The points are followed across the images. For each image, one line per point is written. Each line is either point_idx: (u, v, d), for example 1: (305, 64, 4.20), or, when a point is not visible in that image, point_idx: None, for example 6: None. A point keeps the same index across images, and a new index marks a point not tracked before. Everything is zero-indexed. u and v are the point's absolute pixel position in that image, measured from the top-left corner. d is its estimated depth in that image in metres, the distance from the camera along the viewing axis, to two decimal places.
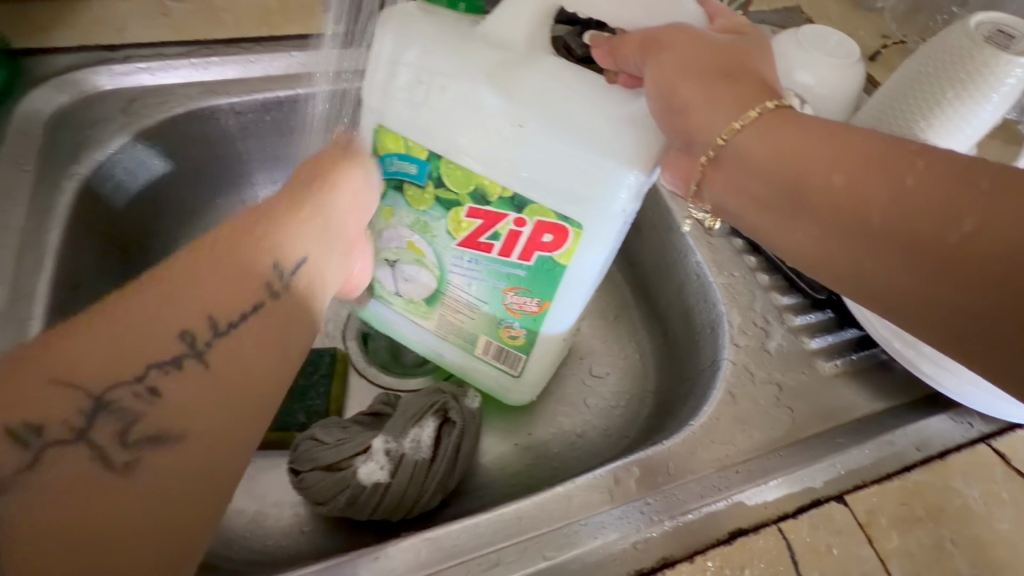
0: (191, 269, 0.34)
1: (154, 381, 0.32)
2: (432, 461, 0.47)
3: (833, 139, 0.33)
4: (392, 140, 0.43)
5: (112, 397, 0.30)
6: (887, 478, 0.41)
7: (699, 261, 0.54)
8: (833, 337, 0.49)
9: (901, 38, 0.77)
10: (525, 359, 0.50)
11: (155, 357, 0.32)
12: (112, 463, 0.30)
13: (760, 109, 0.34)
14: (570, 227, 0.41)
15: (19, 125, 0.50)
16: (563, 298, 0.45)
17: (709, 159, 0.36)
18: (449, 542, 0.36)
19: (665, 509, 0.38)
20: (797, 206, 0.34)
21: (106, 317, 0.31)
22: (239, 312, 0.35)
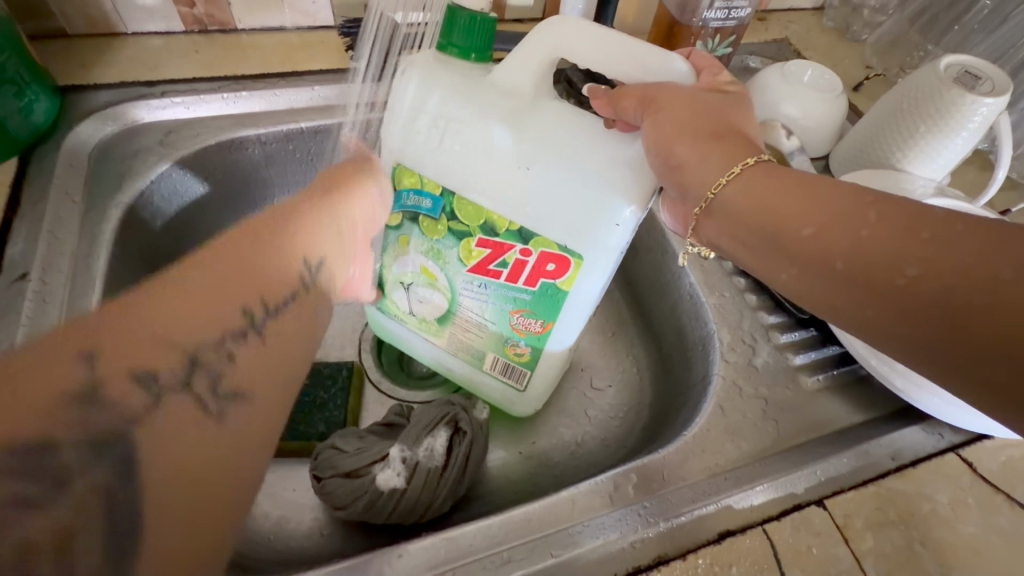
0: (247, 252, 0.38)
1: (231, 347, 0.35)
2: (444, 469, 0.50)
3: (805, 191, 0.38)
4: (409, 177, 0.47)
5: (202, 356, 0.34)
6: (863, 484, 0.45)
7: (692, 282, 0.58)
8: (816, 353, 0.54)
9: (883, 69, 0.81)
10: (529, 375, 0.54)
11: (229, 325, 0.35)
12: (206, 412, 0.33)
13: (743, 165, 0.39)
14: (573, 258, 0.45)
15: (68, 158, 0.54)
16: (565, 320, 0.49)
17: (703, 209, 0.42)
18: (465, 542, 0.40)
19: (660, 512, 0.42)
20: (776, 246, 0.39)
21: (185, 288, 0.35)
22: (285, 297, 0.39)
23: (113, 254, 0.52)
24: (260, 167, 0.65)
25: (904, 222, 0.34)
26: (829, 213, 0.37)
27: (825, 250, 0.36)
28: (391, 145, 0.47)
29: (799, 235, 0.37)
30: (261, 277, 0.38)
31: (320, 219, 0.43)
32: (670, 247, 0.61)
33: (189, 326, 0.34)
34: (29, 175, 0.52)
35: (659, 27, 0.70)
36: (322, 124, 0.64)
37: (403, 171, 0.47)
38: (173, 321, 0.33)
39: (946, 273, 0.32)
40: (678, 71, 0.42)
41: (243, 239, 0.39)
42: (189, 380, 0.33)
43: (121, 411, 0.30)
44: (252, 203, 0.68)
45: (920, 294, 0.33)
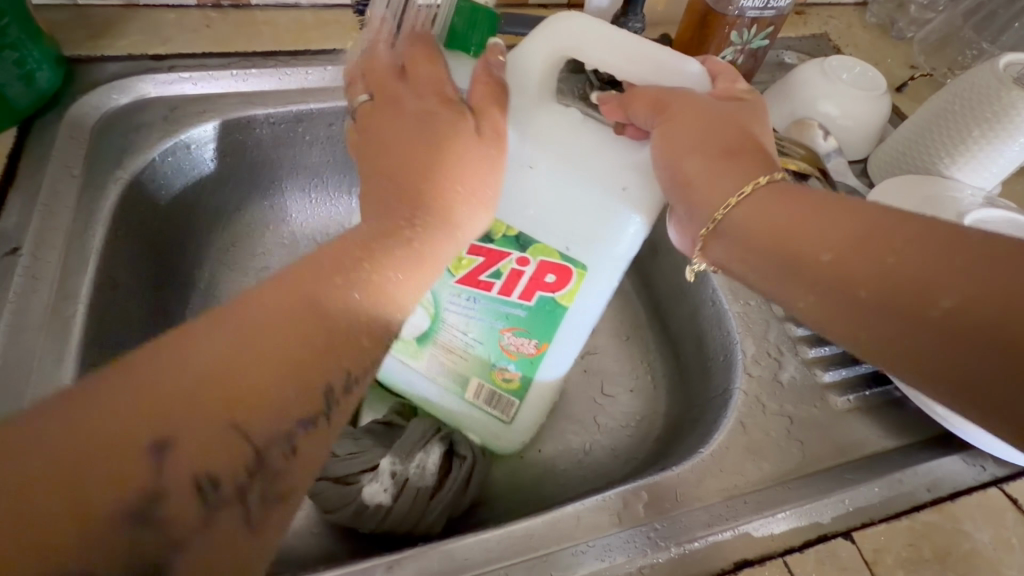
0: (349, 298, 0.30)
1: (297, 441, 0.29)
2: (436, 489, 0.47)
3: (827, 213, 0.34)
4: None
5: (267, 454, 0.28)
6: (897, 517, 0.41)
7: (715, 288, 0.54)
8: (846, 371, 0.50)
9: (930, 69, 0.76)
10: (517, 405, 0.51)
11: (298, 417, 0.29)
12: (254, 518, 0.29)
13: (755, 184, 0.36)
14: (574, 268, 0.43)
15: (70, 130, 0.53)
16: (561, 340, 0.46)
17: (710, 231, 0.38)
18: (461, 556, 0.37)
19: (671, 535, 0.39)
20: (788, 272, 0.35)
21: (264, 361, 0.27)
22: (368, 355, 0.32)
23: (111, 232, 0.50)
24: (268, 149, 0.62)
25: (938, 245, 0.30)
26: (848, 236, 0.33)
27: (845, 273, 0.33)
28: None
29: (819, 260, 0.33)
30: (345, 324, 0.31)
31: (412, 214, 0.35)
32: None
33: (257, 419, 0.27)
34: (28, 146, 0.51)
35: (691, 17, 0.65)
36: (333, 105, 0.61)
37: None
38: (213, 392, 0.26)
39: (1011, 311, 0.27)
40: (692, 75, 0.40)
41: (351, 293, 0.30)
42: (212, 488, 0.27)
43: (167, 531, 0.26)
44: (258, 185, 0.65)
45: (965, 325, 0.28)
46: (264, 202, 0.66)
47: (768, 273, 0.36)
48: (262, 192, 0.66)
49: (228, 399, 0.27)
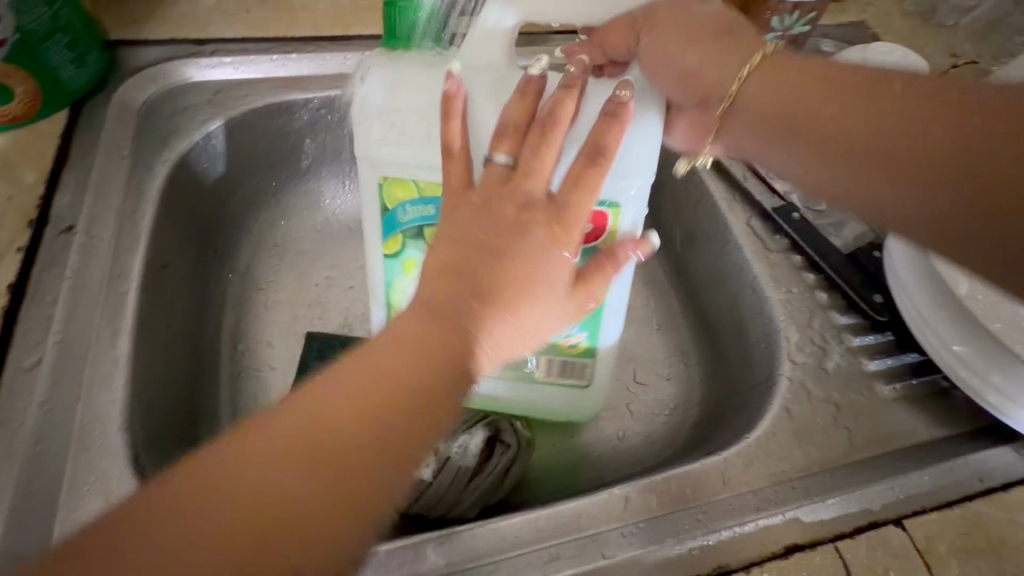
0: (411, 383, 0.31)
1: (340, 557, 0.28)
2: (475, 474, 0.47)
3: (825, 80, 0.36)
4: (400, 189, 0.42)
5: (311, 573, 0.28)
6: (948, 506, 0.41)
7: (757, 275, 0.54)
8: (892, 359, 0.49)
9: (975, 57, 0.75)
10: (592, 367, 0.50)
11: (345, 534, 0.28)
12: None
13: (758, 58, 0.38)
14: (610, 209, 0.41)
15: (118, 111, 0.54)
16: (615, 286, 0.45)
17: (726, 108, 0.39)
18: (511, 534, 0.37)
19: (719, 518, 0.39)
20: (792, 140, 0.37)
21: (331, 462, 0.29)
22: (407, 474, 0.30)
23: (160, 213, 0.50)
24: (306, 135, 0.62)
25: (931, 97, 0.33)
26: (845, 97, 0.35)
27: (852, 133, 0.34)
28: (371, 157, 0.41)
29: (821, 117, 0.35)
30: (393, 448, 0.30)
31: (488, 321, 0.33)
32: (733, 238, 0.57)
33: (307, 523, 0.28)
34: (79, 127, 0.52)
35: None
36: None
37: (391, 185, 0.42)
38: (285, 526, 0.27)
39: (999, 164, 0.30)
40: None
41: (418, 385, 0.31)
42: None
43: None
44: (297, 172, 0.64)
45: (955, 173, 0.31)
46: (300, 187, 0.65)
47: (778, 148, 0.38)
48: (299, 178, 0.65)
49: (292, 504, 0.28)
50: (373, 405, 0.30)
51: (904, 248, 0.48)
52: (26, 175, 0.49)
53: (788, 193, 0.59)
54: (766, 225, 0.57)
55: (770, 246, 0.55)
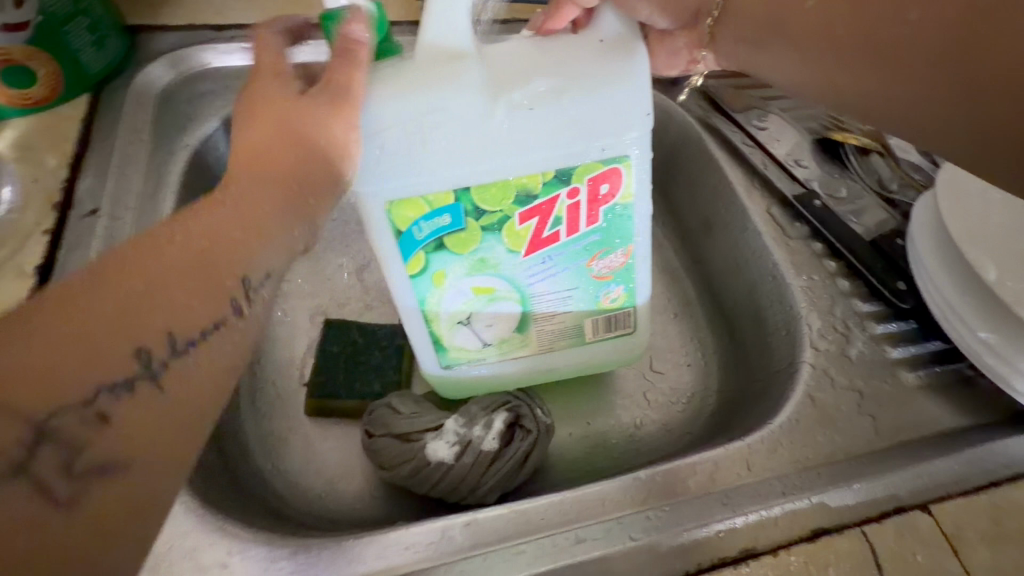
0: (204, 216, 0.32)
1: (105, 407, 0.28)
2: (496, 458, 0.47)
3: None
4: (410, 208, 0.41)
5: (58, 423, 0.27)
6: (974, 492, 0.41)
7: (777, 262, 0.54)
8: (915, 347, 0.48)
9: None
10: (635, 313, 0.51)
11: (106, 377, 0.28)
12: (54, 498, 0.26)
13: None
14: (620, 164, 0.42)
15: (137, 97, 0.54)
16: (641, 234, 0.46)
17: (715, 18, 0.42)
18: (537, 516, 0.38)
19: (744, 503, 0.39)
20: (780, 38, 0.39)
21: (102, 301, 0.28)
22: (198, 329, 0.31)
23: (181, 198, 0.50)
24: None
25: None
26: None
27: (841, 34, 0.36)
28: (369, 190, 0.40)
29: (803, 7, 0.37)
30: (172, 312, 0.30)
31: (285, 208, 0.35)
32: (753, 224, 0.56)
33: (70, 365, 0.27)
34: (100, 111, 0.53)
35: None
36: None
37: (400, 207, 0.41)
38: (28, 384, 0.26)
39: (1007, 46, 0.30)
40: None
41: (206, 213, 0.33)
42: (33, 461, 0.27)
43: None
44: None
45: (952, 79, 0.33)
46: None
47: (767, 49, 0.41)
48: None
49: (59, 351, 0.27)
50: (147, 281, 0.30)
51: (928, 236, 0.48)
52: (49, 159, 0.50)
53: (809, 181, 0.59)
54: (786, 213, 0.57)
55: (790, 233, 0.55)
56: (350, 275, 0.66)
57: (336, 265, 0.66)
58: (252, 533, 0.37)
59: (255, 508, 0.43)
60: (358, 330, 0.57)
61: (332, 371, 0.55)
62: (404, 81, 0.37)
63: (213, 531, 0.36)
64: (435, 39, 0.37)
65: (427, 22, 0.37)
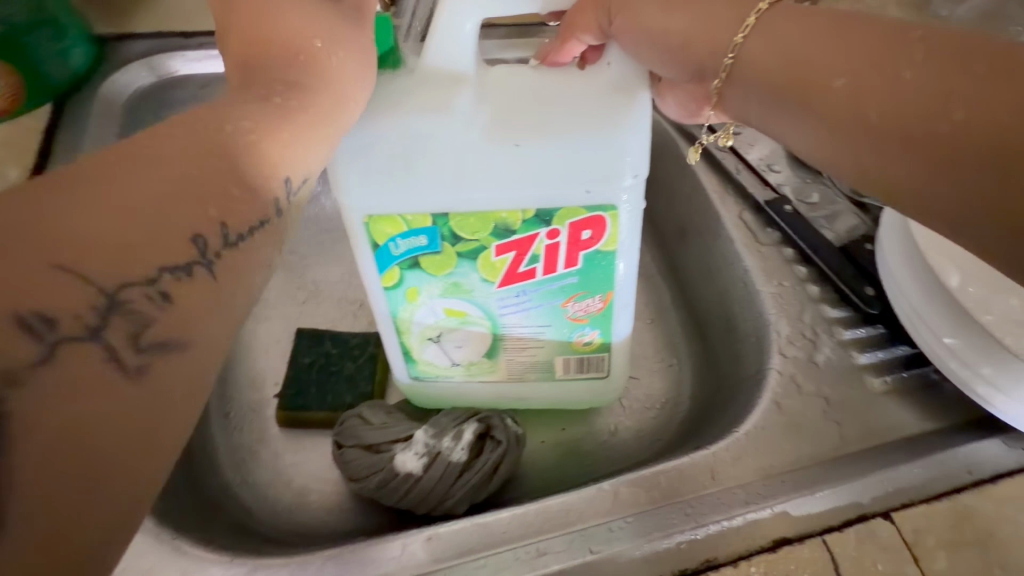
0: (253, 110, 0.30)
1: (166, 286, 0.27)
2: (465, 469, 0.47)
3: (831, 30, 0.34)
4: (388, 225, 0.41)
5: (125, 295, 0.25)
6: (937, 499, 0.41)
7: (748, 268, 0.54)
8: (883, 353, 0.49)
9: None
10: (608, 358, 0.51)
11: (163, 260, 0.26)
12: (122, 366, 0.25)
13: (756, 14, 0.36)
14: (605, 213, 0.41)
15: (102, 106, 0.53)
16: (621, 285, 0.45)
17: (722, 80, 0.38)
18: (499, 528, 0.38)
19: (710, 514, 0.39)
20: (797, 105, 0.35)
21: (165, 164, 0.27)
22: (245, 225, 0.29)
23: None
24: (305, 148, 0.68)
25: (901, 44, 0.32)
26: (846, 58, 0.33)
27: (856, 100, 0.32)
28: (350, 203, 0.40)
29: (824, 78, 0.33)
30: (224, 199, 0.28)
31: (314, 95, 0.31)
32: (725, 231, 0.56)
33: (117, 236, 0.25)
34: (63, 121, 0.52)
35: None
36: None
37: (378, 222, 0.41)
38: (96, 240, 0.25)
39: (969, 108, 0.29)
40: None
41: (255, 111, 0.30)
42: (102, 328, 0.25)
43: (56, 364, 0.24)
44: None
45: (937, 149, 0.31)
46: None
47: (779, 115, 0.36)
48: None
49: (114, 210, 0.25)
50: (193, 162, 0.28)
51: (897, 248, 0.48)
52: (11, 171, 0.50)
53: (781, 186, 0.59)
54: (758, 217, 0.57)
55: (761, 240, 0.55)
56: (325, 284, 0.66)
57: (312, 273, 0.66)
58: (209, 551, 0.37)
59: (219, 525, 0.43)
60: (330, 340, 0.57)
61: (304, 383, 0.55)
62: (395, 101, 0.37)
63: (170, 553, 0.37)
64: (436, 62, 0.37)
65: (427, 46, 0.37)
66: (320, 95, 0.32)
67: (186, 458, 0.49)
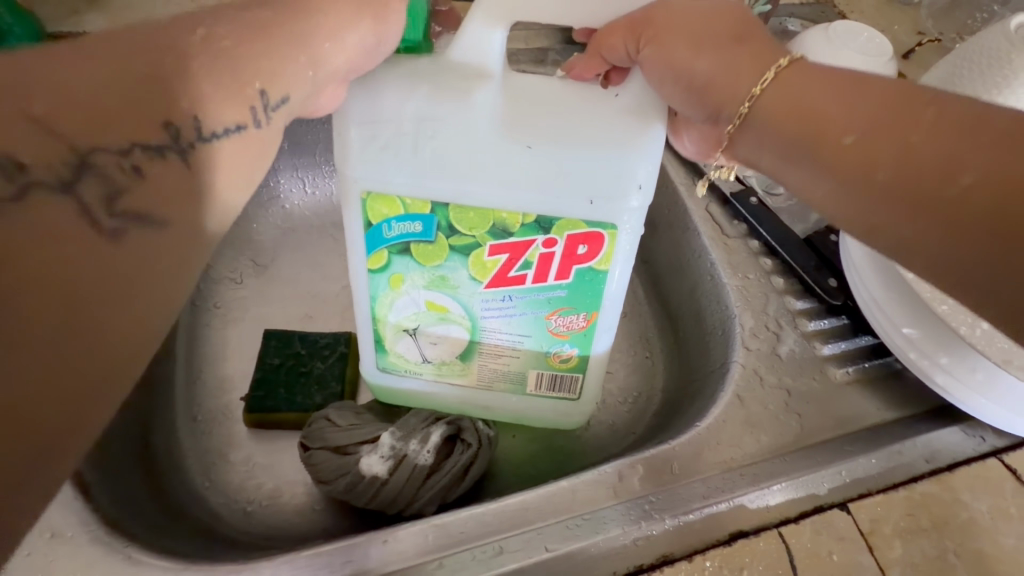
0: (232, 39, 0.31)
1: (139, 162, 0.28)
2: (433, 472, 0.47)
3: (849, 88, 0.35)
4: (385, 205, 0.40)
5: (96, 161, 0.27)
6: (893, 488, 0.41)
7: (713, 261, 0.54)
8: (846, 343, 0.49)
9: (938, 34, 0.71)
10: (582, 379, 0.49)
11: (140, 136, 0.28)
12: (98, 225, 0.27)
13: (776, 68, 0.36)
14: (604, 231, 0.41)
15: None
16: (609, 306, 0.45)
17: (736, 126, 0.38)
18: (456, 529, 0.38)
19: (667, 508, 0.39)
20: (810, 157, 0.35)
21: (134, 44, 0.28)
22: (224, 126, 0.31)
23: None
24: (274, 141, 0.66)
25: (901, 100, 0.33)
26: (869, 117, 0.33)
27: (871, 153, 0.33)
28: (350, 173, 0.39)
29: (842, 142, 0.34)
30: (195, 95, 0.30)
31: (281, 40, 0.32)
32: (692, 224, 0.56)
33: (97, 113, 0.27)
34: None
35: None
36: None
37: (376, 200, 0.40)
38: (62, 105, 0.26)
39: (978, 171, 0.30)
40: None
41: (242, 31, 0.31)
42: (76, 184, 0.27)
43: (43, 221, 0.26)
44: None
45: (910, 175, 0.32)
46: None
47: (795, 164, 0.36)
48: None
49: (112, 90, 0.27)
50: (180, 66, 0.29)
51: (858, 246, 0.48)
52: None
53: (747, 177, 0.59)
54: (724, 209, 0.57)
55: (728, 231, 0.55)
56: (293, 285, 0.65)
57: (282, 271, 0.66)
58: (161, 560, 0.37)
59: (181, 530, 0.43)
60: (299, 341, 0.56)
61: (271, 385, 0.54)
62: (416, 84, 0.36)
63: (120, 561, 0.36)
64: (463, 58, 0.36)
65: (461, 32, 0.36)
66: (287, 54, 0.33)
67: (149, 462, 0.49)
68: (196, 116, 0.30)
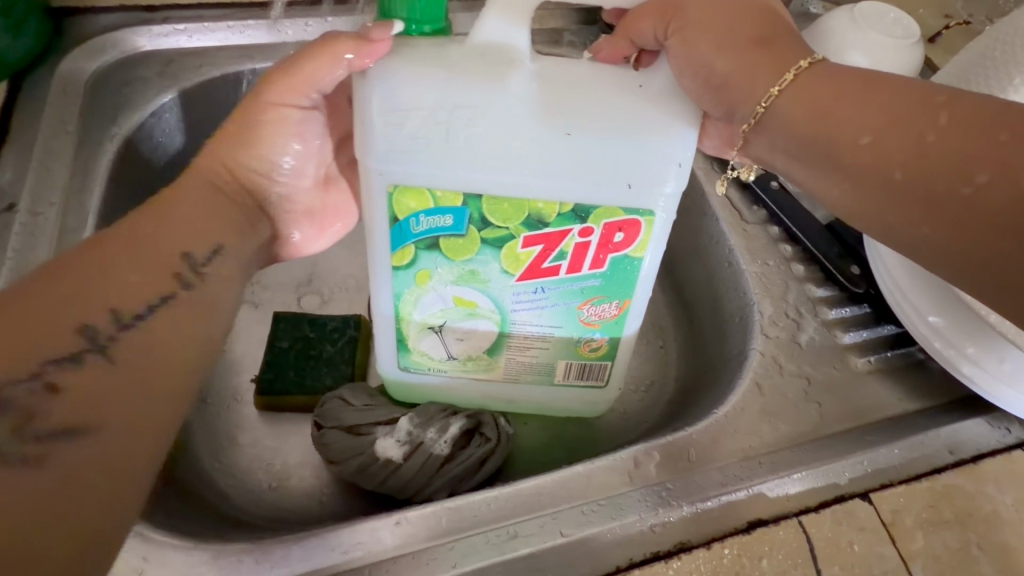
0: (151, 222, 0.36)
1: (54, 377, 0.30)
2: (447, 461, 0.46)
3: (869, 84, 0.34)
4: (413, 197, 0.39)
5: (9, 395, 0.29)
6: (916, 478, 0.40)
7: (731, 248, 0.52)
8: (867, 332, 0.48)
9: (967, 17, 0.69)
10: (610, 366, 0.49)
11: (53, 353, 0.31)
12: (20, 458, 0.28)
13: (795, 71, 0.35)
14: (641, 218, 0.40)
15: (62, 84, 0.54)
16: (641, 293, 0.44)
17: (750, 126, 0.38)
18: (470, 513, 0.37)
19: (683, 495, 0.38)
20: (833, 151, 0.35)
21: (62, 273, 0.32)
22: (146, 303, 0.34)
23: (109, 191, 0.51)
24: None
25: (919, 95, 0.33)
26: (889, 116, 0.33)
27: (884, 153, 0.33)
28: (374, 166, 0.38)
29: (856, 142, 0.34)
30: (119, 289, 0.33)
31: (217, 212, 0.39)
32: (710, 208, 0.55)
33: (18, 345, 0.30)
34: (20, 101, 0.53)
35: None
36: None
37: (402, 193, 0.39)
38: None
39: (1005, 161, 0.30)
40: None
41: (151, 220, 0.37)
42: None
43: None
44: None
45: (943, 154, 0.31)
46: None
47: (804, 161, 0.36)
48: None
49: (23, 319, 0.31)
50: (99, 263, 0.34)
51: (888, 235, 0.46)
52: None
53: None
54: (744, 196, 0.55)
55: (747, 217, 0.54)
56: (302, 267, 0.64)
57: None
58: (171, 537, 0.36)
59: (190, 509, 0.43)
60: (309, 324, 0.56)
61: (281, 366, 0.54)
62: (446, 73, 0.35)
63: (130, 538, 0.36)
64: (485, 40, 0.35)
65: (484, 18, 0.35)
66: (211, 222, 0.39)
67: None
68: (115, 308, 0.33)
